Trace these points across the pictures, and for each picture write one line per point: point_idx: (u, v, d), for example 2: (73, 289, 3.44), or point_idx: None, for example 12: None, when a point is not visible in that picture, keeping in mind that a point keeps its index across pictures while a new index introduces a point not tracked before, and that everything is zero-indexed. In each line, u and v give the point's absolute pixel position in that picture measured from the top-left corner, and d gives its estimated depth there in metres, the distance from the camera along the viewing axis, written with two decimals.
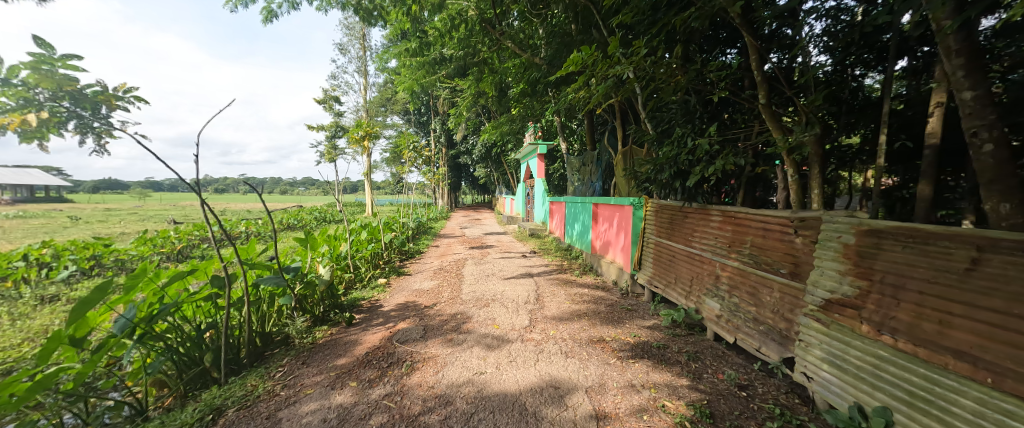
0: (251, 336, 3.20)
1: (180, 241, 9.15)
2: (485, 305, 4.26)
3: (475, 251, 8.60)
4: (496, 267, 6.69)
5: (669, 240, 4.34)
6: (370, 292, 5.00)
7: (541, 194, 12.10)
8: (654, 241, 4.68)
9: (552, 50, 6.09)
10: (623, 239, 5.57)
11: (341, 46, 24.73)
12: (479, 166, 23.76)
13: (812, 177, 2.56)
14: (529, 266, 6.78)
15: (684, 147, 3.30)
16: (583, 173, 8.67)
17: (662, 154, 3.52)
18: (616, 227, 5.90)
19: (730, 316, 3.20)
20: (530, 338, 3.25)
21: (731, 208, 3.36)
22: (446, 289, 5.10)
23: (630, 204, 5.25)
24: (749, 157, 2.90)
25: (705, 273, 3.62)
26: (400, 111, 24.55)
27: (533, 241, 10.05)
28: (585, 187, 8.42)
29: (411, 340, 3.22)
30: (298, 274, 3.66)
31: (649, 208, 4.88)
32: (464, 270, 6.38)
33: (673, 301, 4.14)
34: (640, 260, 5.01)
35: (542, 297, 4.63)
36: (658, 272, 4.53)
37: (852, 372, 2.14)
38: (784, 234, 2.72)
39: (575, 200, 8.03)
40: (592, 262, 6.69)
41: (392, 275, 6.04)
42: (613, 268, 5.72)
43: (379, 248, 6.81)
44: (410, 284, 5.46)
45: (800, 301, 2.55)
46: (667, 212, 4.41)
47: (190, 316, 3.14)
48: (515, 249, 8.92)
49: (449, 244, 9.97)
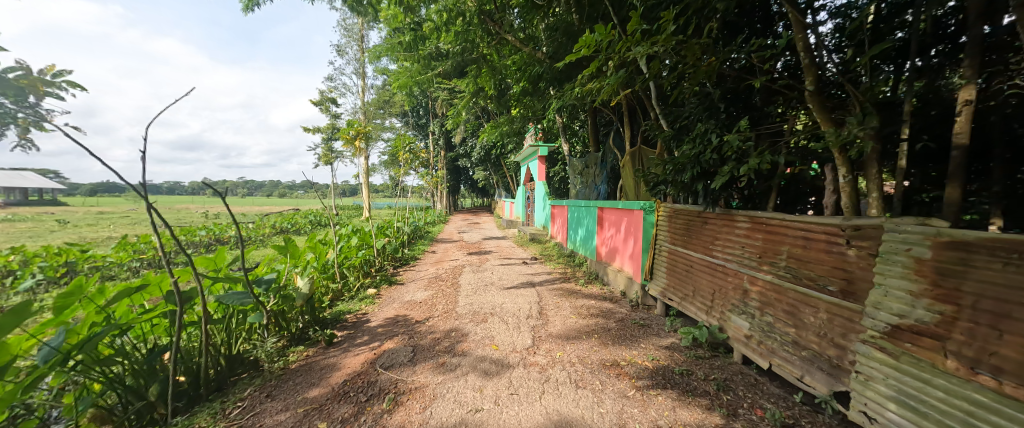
0: (214, 361, 2.78)
1: (163, 247, 8.74)
2: (483, 320, 3.85)
3: (473, 257, 8.18)
4: (496, 275, 6.29)
5: (685, 248, 3.94)
6: (357, 304, 4.58)
7: (542, 198, 11.71)
8: (668, 248, 4.29)
9: (556, 43, 5.69)
10: (632, 246, 5.20)
11: (338, 48, 24.42)
12: (479, 169, 23.38)
13: (868, 179, 2.16)
14: (530, 274, 6.37)
15: (709, 144, 2.90)
16: (586, 176, 8.27)
17: (682, 153, 3.13)
18: (623, 233, 5.54)
19: (762, 338, 2.80)
20: (534, 362, 2.84)
21: (761, 214, 2.96)
22: (440, 300, 4.69)
23: (640, 208, 4.89)
24: (786, 156, 2.50)
25: (729, 286, 3.22)
26: (399, 113, 24.19)
27: (534, 246, 9.66)
28: (588, 190, 8.03)
29: (396, 365, 2.80)
30: (272, 287, 3.24)
31: (661, 212, 4.48)
32: (461, 279, 5.96)
33: (690, 315, 3.73)
34: (652, 269, 4.61)
35: (546, 310, 4.22)
36: (673, 283, 4.13)
37: (933, 417, 1.75)
38: (833, 244, 2.32)
39: (578, 204, 7.64)
40: (597, 269, 6.30)
41: (383, 285, 5.61)
42: (620, 278, 5.32)
43: (371, 254, 6.39)
44: (402, 295, 5.04)
45: (856, 325, 2.15)
46: (683, 217, 4.02)
47: (144, 337, 2.73)
48: (515, 255, 8.52)
49: (446, 249, 9.54)
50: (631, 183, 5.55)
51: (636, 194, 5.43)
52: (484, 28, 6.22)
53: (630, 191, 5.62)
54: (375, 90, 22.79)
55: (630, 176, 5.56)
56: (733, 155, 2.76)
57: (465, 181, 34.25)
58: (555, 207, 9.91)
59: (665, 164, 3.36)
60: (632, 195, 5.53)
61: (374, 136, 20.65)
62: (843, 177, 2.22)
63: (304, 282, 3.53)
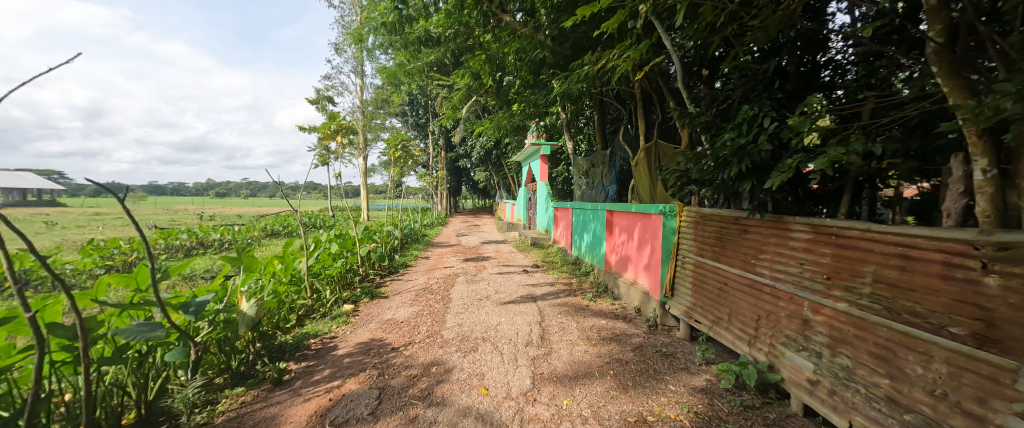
0: (111, 417, 2.12)
1: (134, 252, 8.11)
2: (473, 348, 3.18)
3: (469, 265, 7.50)
4: (492, 286, 5.62)
5: (718, 261, 3.27)
6: (327, 325, 3.91)
7: (545, 200, 11.02)
8: (694, 261, 3.62)
9: (562, 25, 5.04)
10: (648, 256, 4.51)
11: (337, 48, 23.96)
12: (480, 170, 22.68)
13: (1019, 175, 1.49)
14: (531, 286, 5.68)
15: (763, 132, 2.24)
16: (592, 176, 7.61)
17: (725, 142, 2.47)
18: (636, 240, 4.87)
19: (835, 386, 2.13)
20: (533, 416, 2.17)
21: (828, 222, 2.29)
22: (425, 319, 4.03)
23: (657, 212, 4.21)
24: (880, 143, 1.83)
25: (782, 313, 2.54)
26: (398, 112, 23.55)
27: (536, 251, 8.98)
28: (595, 191, 7.36)
29: (352, 421, 2.15)
30: (207, 311, 2.60)
31: (685, 217, 3.81)
32: (453, 291, 5.30)
33: (725, 344, 3.05)
34: (673, 284, 3.94)
35: (549, 334, 3.54)
36: (701, 302, 3.45)
37: None
38: (954, 268, 1.64)
39: (583, 206, 6.98)
40: (606, 280, 5.62)
41: (364, 299, 4.94)
42: (635, 292, 4.63)
43: (353, 263, 5.72)
44: (383, 312, 4.39)
45: (1005, 390, 1.47)
46: (714, 224, 3.34)
47: (19, 385, 2.08)
48: (515, 262, 7.84)
49: (441, 255, 8.85)
50: (645, 183, 4.88)
51: (652, 196, 4.77)
52: (482, 9, 5.58)
53: (644, 192, 4.94)
54: (373, 89, 22.20)
55: (645, 176, 4.89)
56: (797, 144, 2.11)
57: (466, 182, 33.59)
58: (558, 210, 9.25)
59: (698, 158, 2.70)
60: (647, 197, 4.85)
61: (371, 136, 20.04)
62: (982, 171, 1.56)
63: (252, 303, 2.88)
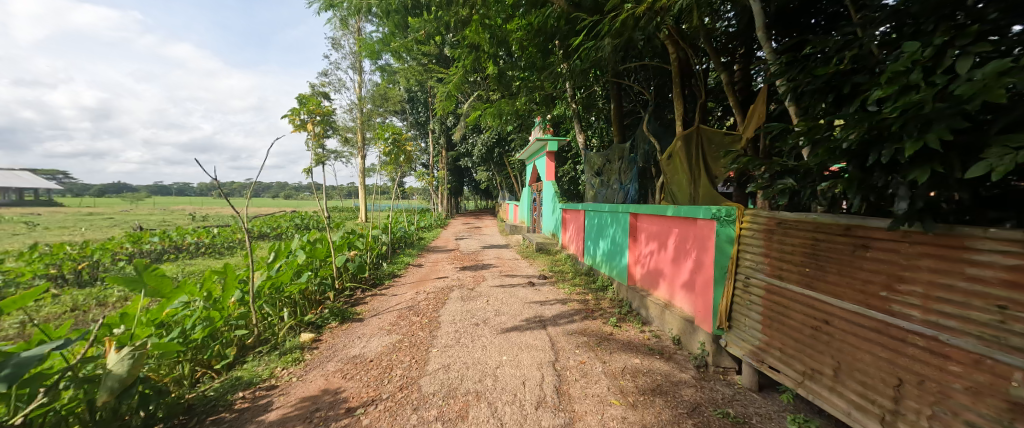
0: None
1: (88, 258, 7.15)
2: (461, 412, 2.23)
3: (465, 275, 6.51)
4: (492, 303, 4.66)
5: (812, 289, 2.30)
6: (270, 366, 2.93)
7: (551, 200, 10.05)
8: (767, 285, 2.66)
9: None
10: (691, 272, 3.53)
11: (335, 44, 23.22)
12: (482, 169, 21.65)
13: None
14: (538, 305, 4.69)
15: (951, 81, 1.29)
16: (607, 174, 6.66)
17: (872, 107, 1.49)
18: (672, 251, 3.90)
19: None
20: None
21: None
22: (402, 357, 3.07)
23: (706, 216, 3.22)
24: None
25: (957, 385, 1.58)
26: (397, 110, 22.65)
27: (542, 258, 7.99)
28: (610, 190, 6.41)
29: None
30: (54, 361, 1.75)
31: (750, 224, 2.84)
32: (444, 311, 4.34)
33: (830, 411, 2.10)
34: (732, 312, 2.96)
35: (565, 386, 2.59)
36: (780, 344, 2.50)
37: None
38: None
39: (598, 208, 6.01)
40: (630, 298, 4.65)
41: (332, 324, 3.96)
42: (672, 317, 3.66)
43: (324, 276, 4.75)
44: (350, 342, 3.44)
45: None
46: (802, 236, 2.37)
47: None
48: (519, 271, 6.86)
49: (435, 263, 7.85)
50: (683, 178, 3.92)
51: (691, 195, 3.80)
52: None
53: (682, 188, 3.97)
54: (371, 85, 21.26)
55: (683, 171, 3.94)
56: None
57: (467, 182, 32.65)
58: (568, 212, 8.27)
59: (806, 134, 1.73)
60: (685, 197, 3.89)
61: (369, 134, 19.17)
62: None
63: (126, 351, 1.92)
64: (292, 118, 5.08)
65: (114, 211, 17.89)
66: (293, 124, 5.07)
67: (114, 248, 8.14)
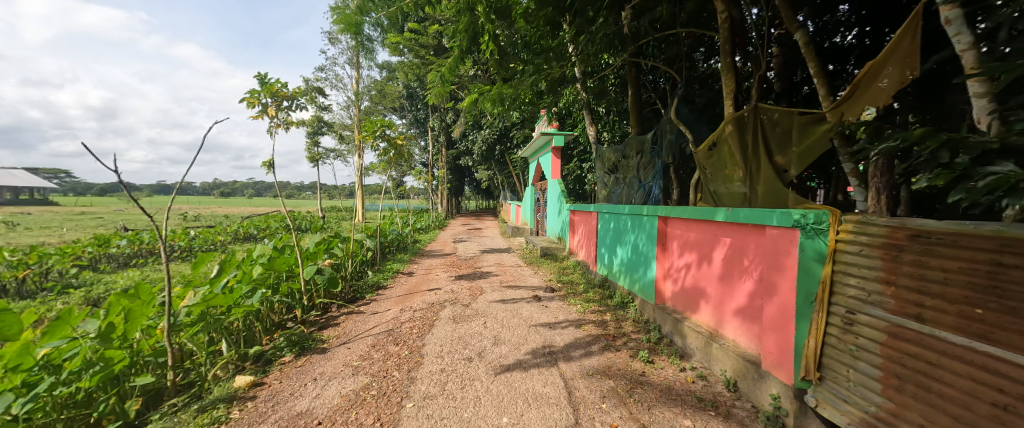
0: None
1: (34, 265, 6.30)
2: None
3: (461, 287, 5.67)
4: (490, 326, 3.83)
5: (990, 342, 1.46)
6: None
7: (556, 200, 9.23)
8: (889, 327, 1.80)
9: None
10: (753, 297, 2.67)
11: (331, 37, 22.61)
12: (483, 169, 20.81)
13: None
14: (547, 328, 3.85)
15: None
16: (623, 171, 5.85)
17: None
18: (722, 267, 3.05)
19: None
20: None
21: None
22: (363, 417, 2.23)
23: (780, 223, 2.37)
24: None
25: None
26: (395, 107, 21.82)
27: (548, 265, 7.15)
28: (627, 189, 5.61)
29: None
30: None
31: (856, 235, 1.99)
32: (430, 338, 3.50)
33: None
34: (824, 358, 2.10)
35: None
36: (920, 418, 1.66)
37: None
38: None
39: (615, 210, 5.17)
40: (659, 321, 3.82)
41: (286, 359, 3.12)
42: (724, 355, 2.80)
43: (285, 294, 3.92)
44: (300, 388, 2.61)
45: None
46: (967, 259, 1.53)
47: None
48: (523, 282, 6.02)
49: (428, 270, 7.00)
50: (734, 173, 3.11)
51: (745, 195, 3.00)
52: None
53: (732, 185, 3.16)
54: (368, 81, 20.45)
55: (733, 163, 3.13)
56: None
57: (468, 182, 31.81)
58: (576, 214, 7.45)
59: None
60: (738, 196, 3.06)
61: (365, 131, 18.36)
62: None
63: None
64: (252, 100, 4.24)
65: (102, 211, 17.21)
66: (252, 108, 4.24)
67: (72, 253, 7.32)
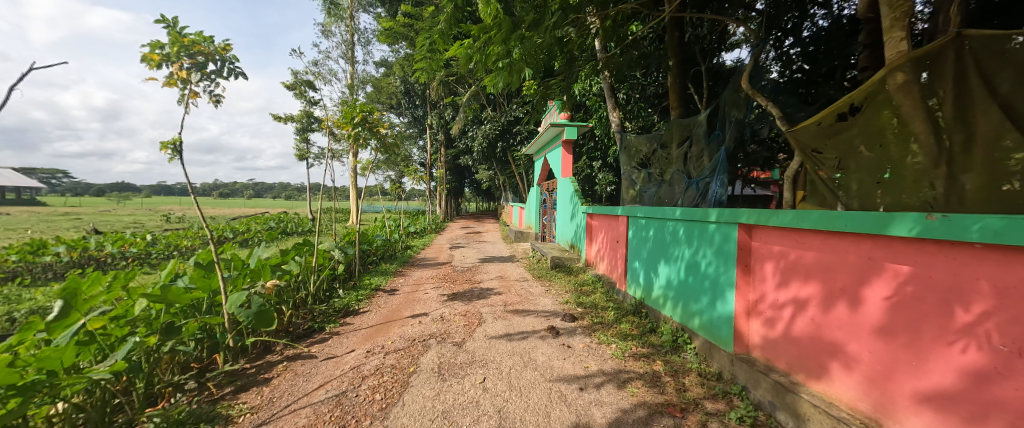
0: None
1: None
2: None
3: (453, 312, 4.39)
4: (489, 387, 2.58)
5: None
6: None
7: (568, 202, 7.98)
8: None
9: None
10: (993, 383, 1.41)
11: (325, 29, 21.49)
12: (484, 168, 19.49)
13: None
14: (575, 391, 2.59)
15: None
16: (660, 165, 4.63)
17: None
18: (886, 313, 1.78)
19: None
20: None
21: None
22: None
23: None
24: None
25: None
26: (392, 104, 20.60)
27: (562, 281, 5.86)
28: (668, 187, 4.38)
29: None
30: None
31: None
32: (394, 414, 2.24)
33: None
34: None
35: None
36: None
37: None
38: None
39: (657, 212, 3.89)
40: (744, 380, 2.56)
41: None
42: None
43: (184, 339, 2.65)
44: None
45: None
46: None
47: None
48: (532, 304, 4.75)
49: (416, 286, 5.74)
50: (902, 153, 1.86)
51: (932, 193, 1.73)
52: None
53: (890, 173, 1.91)
54: (363, 76, 19.27)
55: (903, 139, 1.87)
56: None
57: (467, 182, 30.51)
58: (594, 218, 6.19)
59: None
60: (909, 193, 1.82)
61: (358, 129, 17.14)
62: None
63: None
64: (151, 59, 2.99)
65: (81, 212, 16.36)
66: (153, 70, 3.00)
67: None
